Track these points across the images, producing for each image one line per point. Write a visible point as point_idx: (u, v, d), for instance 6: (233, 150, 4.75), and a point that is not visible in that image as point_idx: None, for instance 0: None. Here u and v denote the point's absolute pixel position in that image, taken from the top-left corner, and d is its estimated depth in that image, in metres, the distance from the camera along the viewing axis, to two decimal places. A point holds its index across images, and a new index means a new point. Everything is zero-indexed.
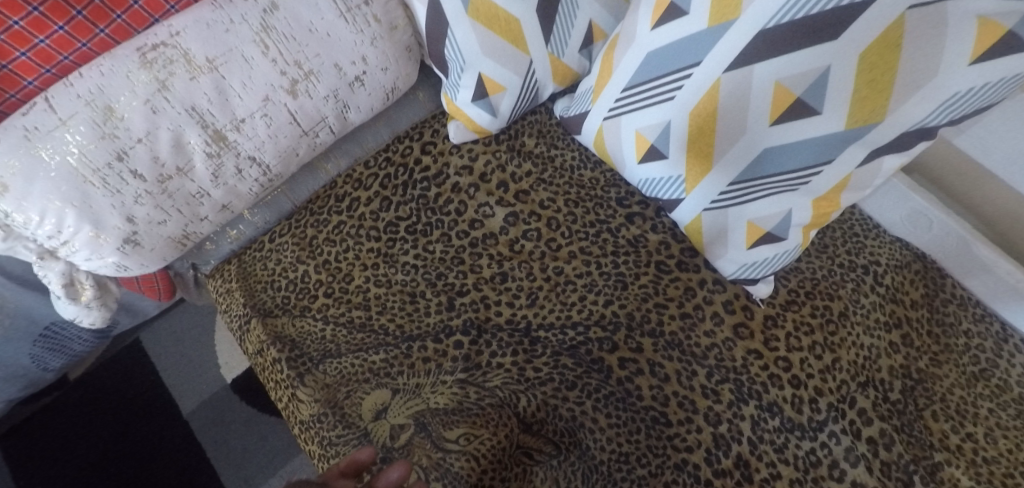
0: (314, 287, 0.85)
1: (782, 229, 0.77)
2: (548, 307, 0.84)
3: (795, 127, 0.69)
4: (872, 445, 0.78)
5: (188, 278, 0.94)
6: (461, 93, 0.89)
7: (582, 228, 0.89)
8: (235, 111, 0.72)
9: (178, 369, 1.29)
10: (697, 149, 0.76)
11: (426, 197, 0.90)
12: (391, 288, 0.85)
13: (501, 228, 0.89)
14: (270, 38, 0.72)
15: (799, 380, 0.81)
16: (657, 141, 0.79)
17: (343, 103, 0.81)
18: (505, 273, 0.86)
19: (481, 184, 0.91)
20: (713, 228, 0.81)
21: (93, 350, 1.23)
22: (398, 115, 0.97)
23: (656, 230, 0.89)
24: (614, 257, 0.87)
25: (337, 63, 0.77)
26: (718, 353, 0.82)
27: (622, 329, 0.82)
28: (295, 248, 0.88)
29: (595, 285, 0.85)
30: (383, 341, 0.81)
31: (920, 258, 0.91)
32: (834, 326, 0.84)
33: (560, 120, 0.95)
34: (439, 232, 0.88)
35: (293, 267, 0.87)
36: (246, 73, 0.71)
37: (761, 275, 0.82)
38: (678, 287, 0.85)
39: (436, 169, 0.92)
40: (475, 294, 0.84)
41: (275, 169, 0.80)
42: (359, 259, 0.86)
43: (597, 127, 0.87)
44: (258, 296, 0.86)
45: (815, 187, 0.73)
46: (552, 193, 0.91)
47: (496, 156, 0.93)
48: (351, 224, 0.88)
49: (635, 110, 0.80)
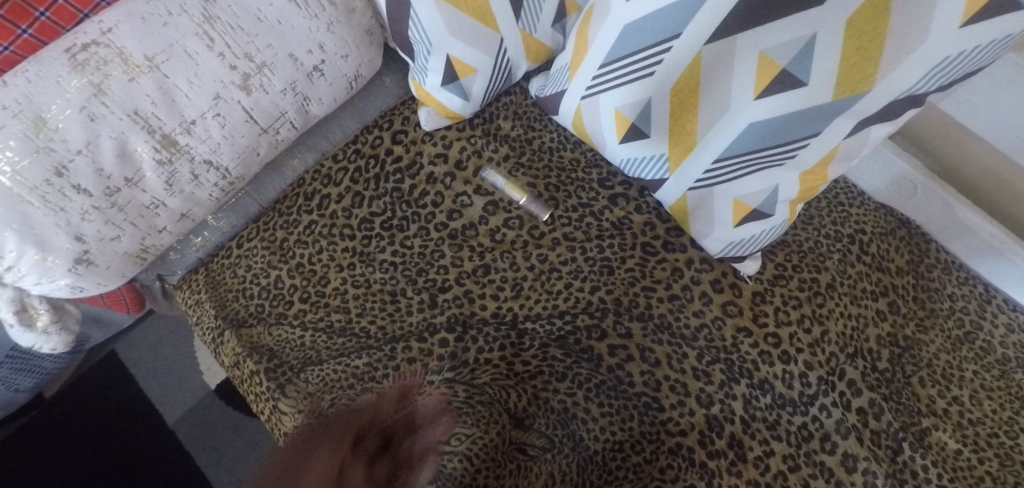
0: (289, 293, 0.81)
1: (769, 206, 0.74)
2: (534, 297, 0.81)
3: (780, 100, 0.65)
4: (862, 416, 0.78)
5: (156, 289, 0.90)
6: (430, 77, 0.84)
7: (565, 213, 0.86)
8: (184, 113, 0.66)
9: (159, 378, 1.26)
10: (679, 126, 0.73)
11: (400, 190, 0.86)
12: (370, 288, 0.81)
13: (480, 217, 0.85)
14: (214, 29, 0.65)
15: (789, 355, 0.80)
16: (637, 120, 0.75)
17: (303, 96, 0.75)
18: (487, 265, 0.83)
19: (457, 172, 0.87)
20: (698, 206, 0.78)
21: (67, 365, 1.19)
22: (365, 103, 0.92)
23: (640, 210, 0.87)
24: (599, 242, 0.84)
25: (292, 53, 0.71)
26: (708, 334, 0.80)
27: (610, 315, 0.81)
28: (266, 252, 0.84)
29: (581, 272, 0.83)
30: (366, 345, 0.78)
31: (904, 223, 0.91)
32: (822, 298, 0.84)
33: (536, 99, 0.91)
34: (415, 225, 0.85)
35: (264, 273, 0.83)
36: (192, 71, 0.65)
37: (746, 252, 0.80)
38: (666, 269, 0.84)
39: (409, 159, 0.88)
40: (458, 289, 0.81)
41: (236, 171, 0.75)
42: (334, 260, 0.83)
43: (574, 106, 0.83)
44: (231, 306, 0.82)
45: (802, 161, 0.69)
46: (532, 178, 0.88)
47: (471, 142, 0.89)
48: (323, 223, 0.84)
49: (612, 88, 0.76)
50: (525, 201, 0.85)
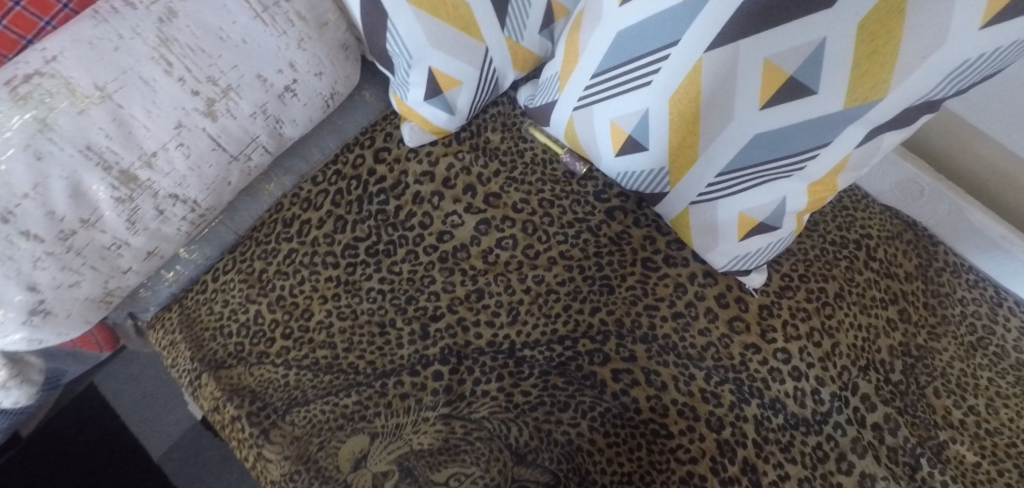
0: (270, 329, 0.76)
1: (776, 218, 0.69)
2: (532, 322, 0.77)
3: (788, 110, 0.60)
4: (877, 432, 0.75)
5: (129, 328, 0.85)
6: (412, 92, 0.78)
7: (561, 230, 0.81)
8: (143, 144, 0.60)
9: (141, 411, 1.20)
10: (679, 140, 0.67)
11: (385, 212, 0.81)
12: (357, 320, 0.76)
13: (471, 238, 0.80)
14: (172, 52, 0.59)
15: (799, 371, 0.77)
16: (635, 132, 0.70)
17: (276, 118, 0.70)
18: (481, 290, 0.78)
19: (445, 190, 0.82)
20: (701, 220, 0.74)
21: (43, 403, 1.13)
22: (344, 120, 0.86)
23: (639, 224, 0.82)
24: (597, 259, 0.80)
25: (261, 74, 0.65)
26: (715, 353, 0.77)
27: (612, 337, 0.76)
28: (244, 285, 0.78)
29: (580, 293, 0.78)
30: (355, 382, 0.74)
31: (910, 226, 0.88)
32: (831, 309, 0.80)
33: (525, 110, 0.86)
34: (402, 249, 0.80)
35: (242, 308, 0.77)
36: (149, 98, 0.59)
37: (752, 265, 0.76)
38: (668, 285, 0.79)
39: (393, 179, 0.82)
40: (451, 317, 0.76)
41: (205, 203, 0.70)
42: (317, 291, 0.77)
43: (566, 117, 0.78)
44: (207, 346, 0.76)
45: (810, 172, 0.64)
46: (524, 193, 0.83)
47: (458, 157, 0.84)
48: (303, 251, 0.79)
49: (607, 98, 0.71)
50: (565, 157, 0.84)
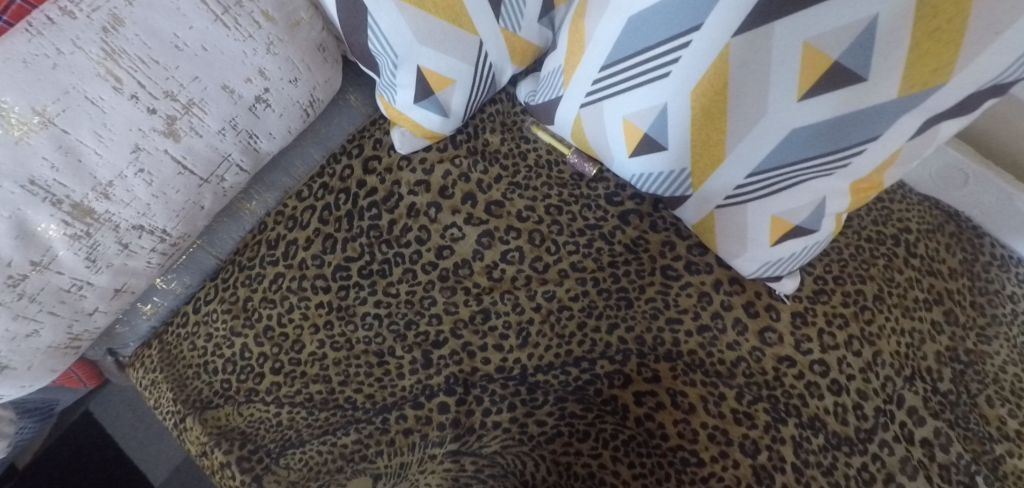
0: (258, 364, 0.70)
1: (813, 221, 0.62)
2: (544, 344, 0.70)
3: (831, 101, 0.52)
4: (927, 449, 0.68)
5: (111, 365, 0.79)
6: (400, 94, 0.71)
7: (571, 239, 0.74)
8: (96, 174, 0.53)
9: (136, 439, 1.13)
10: (702, 138, 0.59)
11: (378, 228, 0.74)
12: (352, 350, 0.70)
13: (474, 253, 0.73)
14: (120, 66, 0.51)
15: (839, 385, 0.70)
16: (651, 131, 0.62)
17: (248, 132, 0.62)
18: (486, 310, 0.71)
19: (442, 201, 0.75)
20: (728, 225, 0.66)
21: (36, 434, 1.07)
22: (329, 128, 0.79)
23: (656, 228, 0.75)
24: (612, 270, 0.73)
25: (227, 84, 0.58)
26: (746, 368, 0.70)
27: (633, 356, 0.70)
28: (228, 316, 0.72)
29: (596, 308, 0.71)
30: (353, 418, 0.68)
31: (953, 218, 0.82)
32: (870, 314, 0.73)
33: (526, 107, 0.79)
34: (399, 268, 0.73)
35: (227, 342, 0.71)
36: (99, 120, 0.51)
37: (784, 271, 0.69)
38: (692, 295, 0.72)
39: (385, 190, 0.75)
40: (455, 343, 0.70)
41: (176, 231, 0.63)
42: (307, 319, 0.71)
43: (574, 114, 0.70)
44: (192, 386, 0.71)
45: (855, 169, 0.56)
46: (529, 200, 0.75)
47: (455, 163, 0.76)
48: (290, 275, 0.72)
49: (619, 94, 0.63)
50: (572, 158, 0.77)
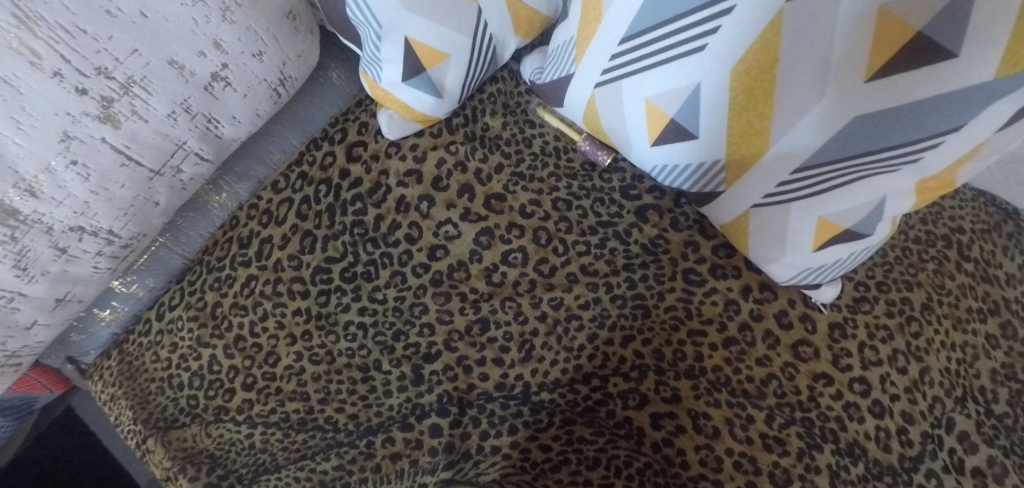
0: (228, 378, 0.62)
1: (868, 225, 0.53)
2: (550, 359, 0.62)
3: (907, 83, 0.42)
4: (980, 479, 0.61)
5: (73, 376, 0.71)
6: (385, 71, 0.61)
7: (581, 238, 0.65)
8: (18, 168, 0.43)
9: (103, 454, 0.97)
10: (742, 125, 0.50)
11: (364, 224, 0.66)
12: (334, 364, 0.62)
13: (471, 254, 0.64)
14: (36, 35, 0.40)
15: (882, 406, 0.62)
16: (680, 117, 0.52)
17: (206, 116, 0.54)
18: (485, 319, 0.63)
19: (435, 194, 0.66)
20: (765, 227, 0.57)
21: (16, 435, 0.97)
22: (308, 109, 0.70)
23: (677, 226, 0.66)
24: (628, 274, 0.64)
25: (175, 59, 0.48)
26: (778, 387, 0.62)
27: (650, 374, 0.62)
28: (194, 325, 0.64)
29: (608, 318, 0.63)
30: (334, 441, 0.60)
31: (1011, 216, 0.73)
32: (918, 326, 0.65)
33: (531, 87, 0.69)
34: (387, 270, 0.64)
35: (194, 354, 0.63)
36: (15, 104, 0.41)
37: (825, 279, 0.60)
38: (717, 304, 0.64)
39: (371, 181, 0.67)
40: (449, 356, 0.62)
41: (126, 231, 0.55)
42: (283, 328, 0.63)
43: (587, 95, 0.60)
44: (154, 403, 0.63)
45: (926, 165, 0.47)
46: (534, 193, 0.67)
47: (450, 150, 0.67)
48: (264, 278, 0.64)
49: (642, 71, 0.53)
50: (584, 145, 0.67)
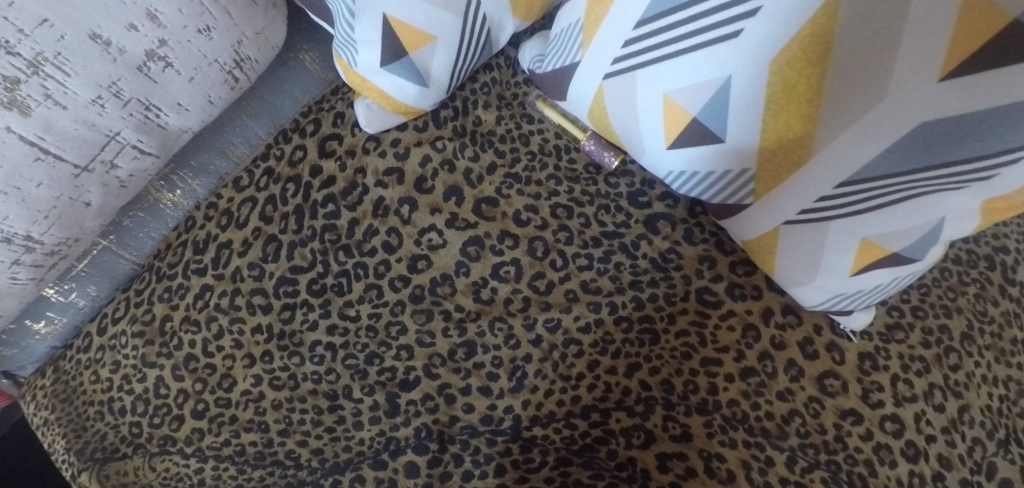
0: (177, 404, 0.54)
1: (918, 249, 0.45)
2: (544, 389, 0.54)
3: (992, 84, 0.35)
4: None
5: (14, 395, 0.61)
6: (361, 54, 0.54)
7: (582, 250, 0.57)
8: None
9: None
10: (780, 129, 0.42)
11: (336, 229, 0.58)
12: (297, 391, 0.54)
13: (457, 266, 0.57)
14: None
15: (917, 449, 0.55)
16: (704, 116, 0.44)
17: (141, 102, 0.45)
18: (472, 342, 0.55)
19: (418, 196, 0.58)
20: (796, 247, 0.49)
21: None
22: (276, 97, 0.62)
23: (691, 239, 0.58)
24: (634, 293, 0.57)
25: (98, 32, 0.40)
26: (801, 426, 0.55)
27: (658, 408, 0.55)
28: (139, 342, 0.56)
29: (611, 344, 0.56)
30: (295, 480, 0.53)
31: None
32: (957, 358, 0.58)
33: (530, 76, 0.61)
34: (360, 283, 0.56)
35: (138, 375, 0.55)
36: None
37: (858, 305, 0.53)
38: (734, 329, 0.56)
39: (346, 180, 0.59)
40: (429, 385, 0.54)
41: (49, 237, 0.47)
42: (241, 348, 0.55)
43: (594, 88, 0.52)
44: (91, 430, 0.55)
45: (1000, 184, 0.39)
46: (531, 198, 0.59)
47: (436, 147, 0.59)
48: (220, 290, 0.56)
49: (661, 61, 0.45)
50: (588, 145, 0.60)
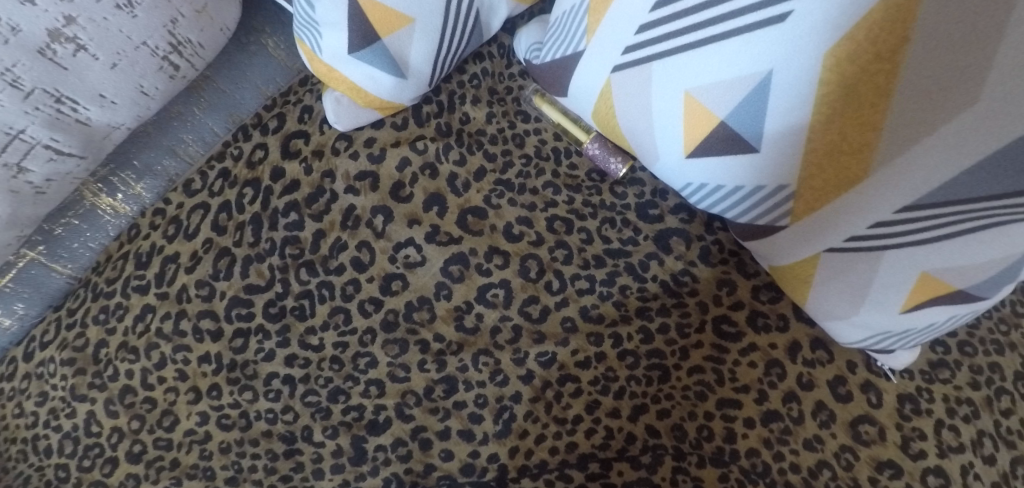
0: (110, 445, 0.47)
1: (989, 288, 0.37)
2: (534, 434, 0.47)
3: None
4: None
5: None
6: (325, 38, 0.46)
7: (582, 271, 0.50)
8: None
9: None
10: (832, 138, 0.34)
11: (298, 242, 0.50)
12: (249, 432, 0.47)
13: (437, 288, 0.49)
14: None
15: None
16: (735, 119, 0.36)
17: (49, 93, 0.38)
18: (452, 378, 0.47)
19: (395, 205, 0.50)
20: (838, 278, 0.40)
21: None
22: (235, 87, 0.54)
23: (709, 259, 0.50)
24: (642, 323, 0.49)
25: None
26: (830, 480, 0.47)
27: (667, 459, 0.47)
28: (69, 372, 0.48)
29: (614, 382, 0.48)
30: None
31: None
32: (1011, 401, 0.50)
33: (526, 68, 0.53)
34: (325, 307, 0.49)
35: (67, 410, 0.48)
36: None
37: (903, 344, 0.45)
38: (756, 366, 0.48)
39: (311, 186, 0.51)
40: (401, 428, 0.47)
41: None
42: (186, 380, 0.48)
43: (601, 82, 0.43)
44: (14, 472, 0.48)
45: None
46: (524, 209, 0.51)
47: (416, 148, 0.51)
48: (163, 312, 0.49)
49: (684, 50, 0.37)
50: (591, 148, 0.51)
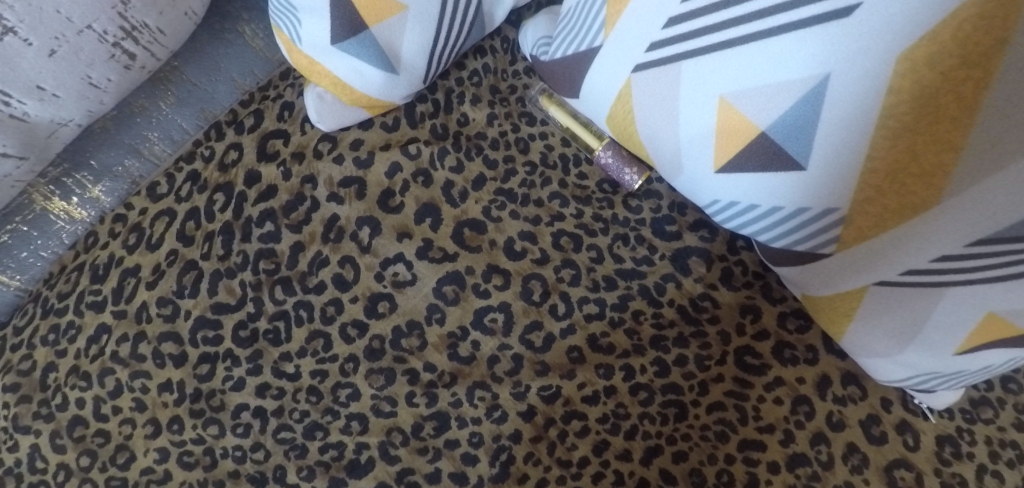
0: (56, 483, 0.42)
1: None
2: (534, 478, 0.42)
3: None
4: None
5: None
6: (305, 26, 0.41)
7: (591, 294, 0.44)
8: None
9: None
10: (898, 157, 0.29)
11: (274, 256, 0.44)
12: (213, 471, 0.42)
13: (428, 311, 0.44)
14: None
15: None
16: (779, 130, 0.31)
17: None
18: (445, 414, 0.42)
19: (383, 216, 0.45)
20: (888, 313, 0.35)
21: None
22: (210, 81, 0.48)
23: (732, 282, 0.45)
24: (657, 354, 0.44)
25: None
26: None
27: None
28: (11, 399, 0.43)
29: (625, 420, 0.43)
30: None
31: None
32: None
33: (532, 65, 0.47)
34: (303, 330, 0.43)
35: (8, 443, 0.42)
36: None
37: (947, 386, 0.39)
38: (782, 402, 0.43)
39: (289, 192, 0.45)
40: (385, 470, 0.42)
41: None
42: (144, 411, 0.43)
43: (618, 84, 0.38)
44: None
45: None
46: (527, 223, 0.45)
47: (408, 152, 0.46)
48: (120, 334, 0.43)
49: (721, 49, 0.31)
50: (603, 157, 0.46)
